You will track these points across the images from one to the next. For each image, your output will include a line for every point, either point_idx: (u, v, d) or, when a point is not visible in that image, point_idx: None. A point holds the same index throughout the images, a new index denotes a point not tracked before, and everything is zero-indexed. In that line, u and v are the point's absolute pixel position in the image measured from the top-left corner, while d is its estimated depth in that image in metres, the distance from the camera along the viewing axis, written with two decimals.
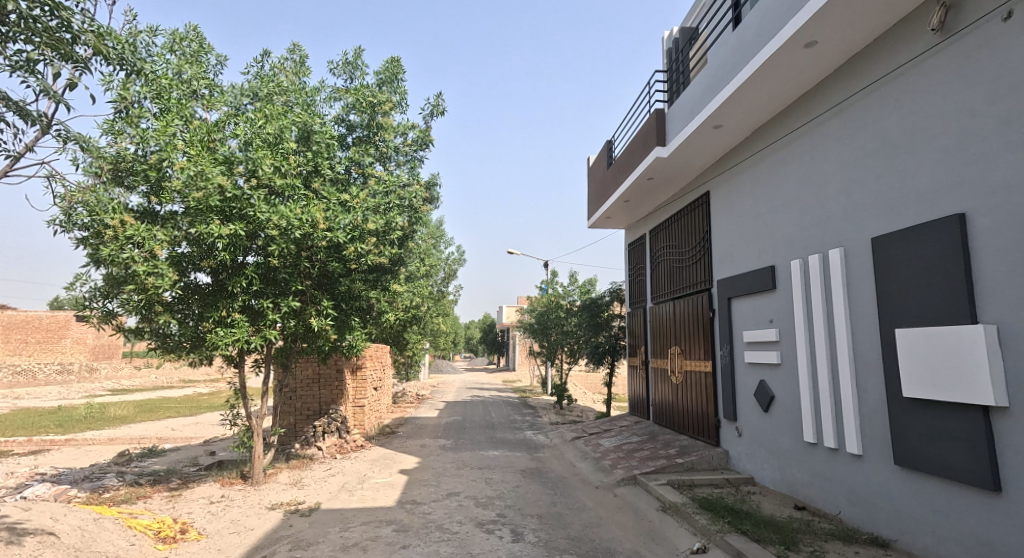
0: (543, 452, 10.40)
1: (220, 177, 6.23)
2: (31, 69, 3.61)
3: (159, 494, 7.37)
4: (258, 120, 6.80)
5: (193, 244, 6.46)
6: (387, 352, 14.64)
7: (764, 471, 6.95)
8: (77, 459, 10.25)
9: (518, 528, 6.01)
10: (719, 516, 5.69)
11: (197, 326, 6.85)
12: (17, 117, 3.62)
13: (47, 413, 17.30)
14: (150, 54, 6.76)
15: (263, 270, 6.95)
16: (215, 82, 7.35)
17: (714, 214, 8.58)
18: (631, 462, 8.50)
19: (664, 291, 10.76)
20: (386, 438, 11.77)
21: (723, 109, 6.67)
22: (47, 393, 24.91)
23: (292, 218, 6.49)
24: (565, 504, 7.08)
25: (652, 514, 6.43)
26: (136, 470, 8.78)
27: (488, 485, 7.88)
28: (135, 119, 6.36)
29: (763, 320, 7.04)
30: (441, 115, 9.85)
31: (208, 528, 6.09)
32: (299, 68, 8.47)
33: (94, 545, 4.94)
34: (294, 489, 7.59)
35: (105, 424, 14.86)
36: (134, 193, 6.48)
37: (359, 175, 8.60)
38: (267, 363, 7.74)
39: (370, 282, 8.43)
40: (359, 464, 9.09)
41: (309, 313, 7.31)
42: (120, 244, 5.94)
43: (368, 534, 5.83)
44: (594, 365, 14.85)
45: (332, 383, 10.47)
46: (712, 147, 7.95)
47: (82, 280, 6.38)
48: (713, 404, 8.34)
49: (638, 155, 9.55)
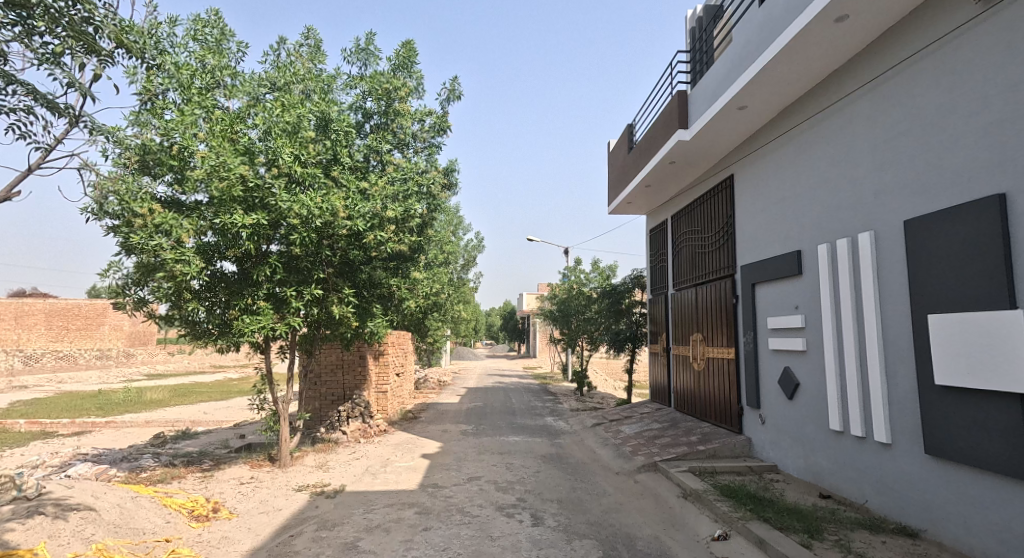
0: (563, 438, 10.44)
1: (242, 167, 6.38)
2: (56, 62, 3.70)
3: (192, 474, 7.68)
4: (277, 109, 6.86)
5: (218, 233, 6.63)
6: (410, 339, 14.81)
7: (788, 459, 6.84)
8: (116, 440, 10.75)
9: (538, 513, 6.07)
10: (741, 504, 5.66)
11: (225, 313, 7.06)
12: (46, 110, 3.73)
13: (88, 396, 18.10)
14: (173, 46, 6.89)
15: (286, 258, 7.12)
16: (237, 71, 7.45)
17: (738, 199, 8.42)
18: (651, 449, 8.47)
19: (686, 278, 10.61)
20: (408, 423, 11.96)
21: (748, 89, 6.48)
22: (88, 378, 26.03)
23: (313, 207, 6.58)
24: (584, 489, 7.11)
25: (673, 501, 6.41)
26: (171, 451, 9.15)
27: (508, 470, 7.96)
28: (159, 110, 6.51)
29: (789, 306, 6.89)
30: (457, 99, 9.72)
31: (239, 507, 6.31)
32: (314, 54, 8.47)
33: (132, 522, 5.19)
34: (319, 472, 7.81)
35: (141, 408, 15.46)
36: (161, 183, 6.66)
37: (378, 163, 8.58)
38: (291, 349, 7.88)
39: (390, 270, 8.48)
40: (382, 448, 9.28)
41: (331, 301, 7.47)
42: (150, 232, 6.16)
43: (391, 516, 5.96)
44: (614, 353, 14.76)
45: (355, 368, 10.68)
46: (735, 129, 7.75)
47: (115, 269, 6.60)
48: (736, 391, 8.23)
49: (659, 138, 9.36)
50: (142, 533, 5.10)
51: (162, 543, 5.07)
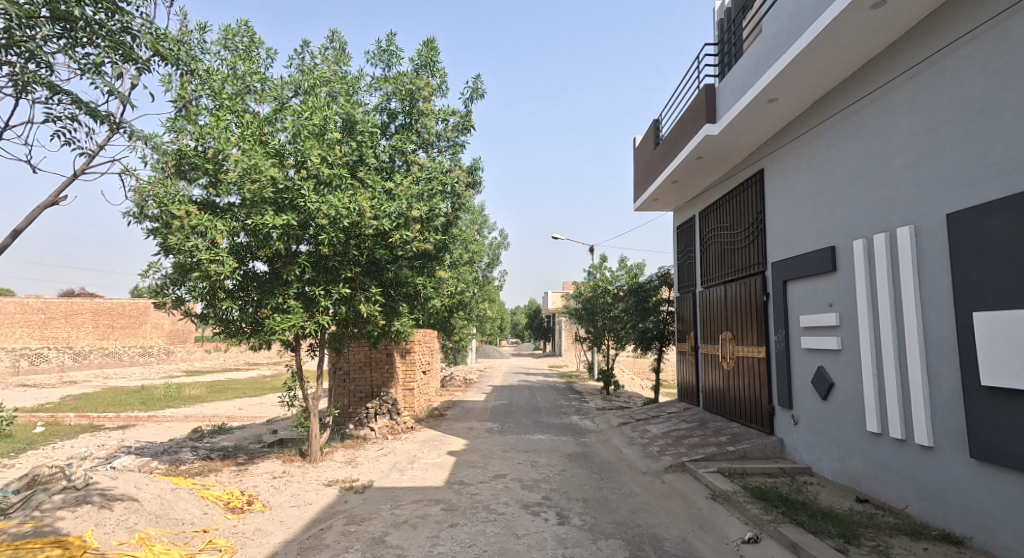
0: (589, 437, 10.38)
1: (272, 169, 6.56)
2: (98, 72, 3.86)
3: (228, 468, 7.94)
4: (304, 112, 7.01)
5: (250, 234, 6.83)
6: (436, 338, 14.95)
7: (822, 461, 6.64)
8: (157, 434, 11.20)
9: (564, 512, 6.05)
10: (772, 506, 5.53)
11: (257, 311, 7.27)
12: (89, 117, 3.90)
13: (131, 392, 18.91)
14: (205, 53, 7.12)
15: (315, 258, 7.28)
16: (267, 76, 7.64)
17: (769, 194, 8.20)
18: (679, 449, 8.35)
19: (715, 276, 10.41)
20: (433, 421, 12.08)
21: (779, 81, 6.31)
22: (131, 374, 27.13)
23: (340, 208, 6.70)
24: (610, 488, 7.06)
25: (701, 502, 6.31)
26: (208, 445, 9.48)
27: (533, 469, 7.96)
28: (194, 116, 6.75)
29: (822, 304, 6.68)
30: (480, 98, 9.72)
31: (272, 501, 6.50)
32: (339, 56, 8.60)
33: (172, 512, 5.41)
34: (348, 467, 7.97)
35: (180, 403, 16.06)
36: (196, 186, 6.89)
37: (403, 163, 8.67)
38: (320, 347, 8.06)
39: (416, 269, 8.56)
40: (409, 445, 9.40)
41: (358, 300, 7.60)
42: (186, 234, 6.40)
43: (417, 512, 6.04)
44: (641, 351, 14.56)
45: (383, 366, 10.83)
46: (765, 123, 7.56)
47: (155, 269, 6.88)
48: (767, 391, 8.03)
49: (686, 133, 9.20)
50: (181, 523, 5.32)
51: (200, 533, 5.28)
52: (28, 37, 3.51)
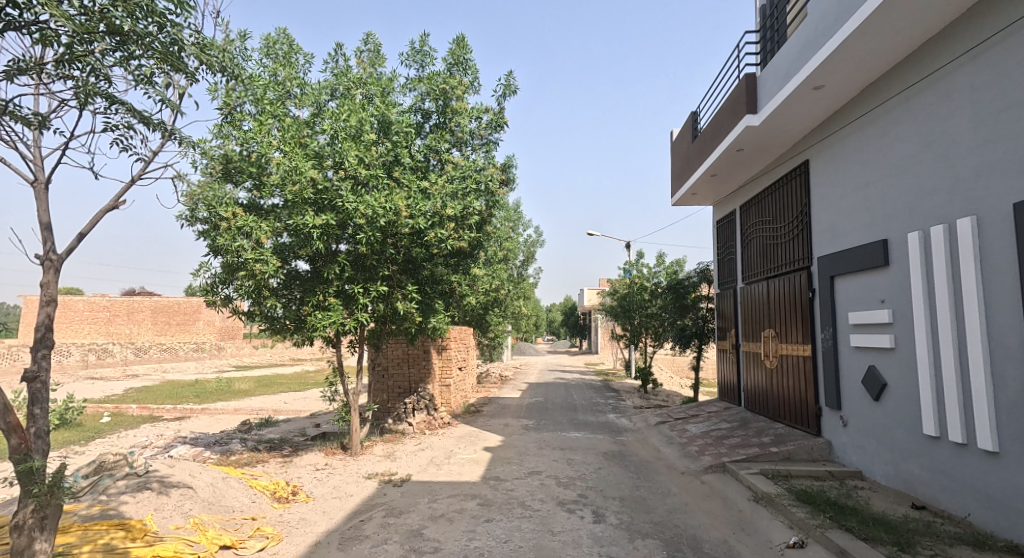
0: (626, 435, 10.25)
1: (312, 171, 6.79)
2: (150, 82, 4.08)
3: (274, 459, 8.27)
4: (342, 115, 7.20)
5: (292, 234, 7.09)
6: (472, 335, 15.09)
7: (875, 465, 6.33)
8: (211, 425, 11.79)
9: (600, 510, 6.01)
10: (820, 511, 5.32)
11: (300, 309, 7.54)
12: (142, 124, 4.11)
13: (187, 385, 19.97)
14: (247, 61, 7.41)
15: (354, 257, 7.47)
16: (305, 81, 7.87)
17: (814, 186, 7.87)
18: (719, 449, 8.15)
19: (757, 271, 10.08)
20: (470, 417, 12.21)
21: (825, 67, 6.03)
22: (187, 369, 28.60)
23: (377, 207, 6.85)
24: (648, 488, 6.96)
25: (743, 504, 6.14)
26: (256, 437, 9.90)
27: (569, 466, 7.94)
28: (238, 122, 7.04)
29: (873, 300, 6.36)
30: (513, 94, 9.71)
31: (315, 492, 6.73)
32: (374, 58, 8.76)
33: (223, 500, 5.68)
34: (387, 461, 8.16)
35: (231, 397, 16.82)
36: (242, 189, 7.18)
37: (437, 162, 8.76)
38: (360, 343, 8.28)
39: (452, 267, 8.63)
40: (446, 440, 9.53)
41: (395, 297, 7.76)
42: (233, 235, 6.70)
43: (454, 506, 6.13)
44: (680, 350, 14.26)
45: (420, 362, 11.03)
46: (811, 111, 7.24)
47: (205, 269, 7.24)
48: (813, 391, 7.72)
49: (726, 125, 8.92)
50: (232, 511, 5.58)
51: (249, 520, 5.52)
52: (87, 52, 3.75)
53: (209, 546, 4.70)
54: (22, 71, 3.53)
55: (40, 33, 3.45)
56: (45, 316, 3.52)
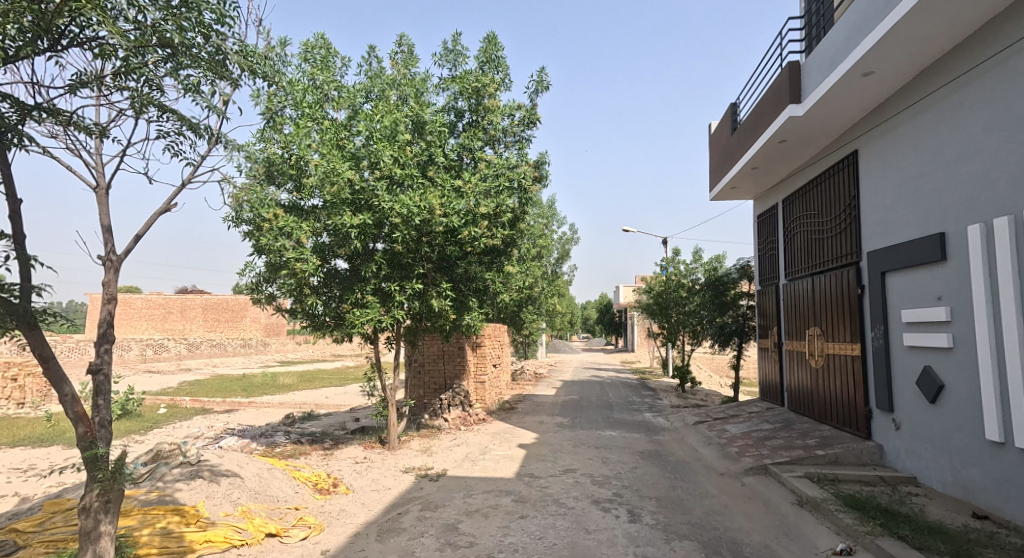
0: (663, 435, 10.08)
1: (349, 172, 6.96)
2: (197, 91, 4.27)
3: (316, 452, 8.55)
4: (377, 116, 7.34)
5: (331, 234, 7.30)
6: (506, 333, 15.13)
7: (931, 471, 6.00)
8: (257, 418, 12.28)
9: (635, 510, 5.93)
10: (869, 517, 5.10)
11: (339, 306, 7.75)
12: (190, 131, 4.31)
13: (235, 379, 20.84)
14: (287, 66, 7.65)
15: (390, 255, 7.62)
16: (342, 83, 8.06)
17: (863, 177, 7.51)
18: (761, 451, 7.90)
19: (801, 267, 9.70)
20: (505, 414, 12.26)
21: (875, 53, 5.73)
22: (235, 364, 29.86)
23: (412, 206, 6.96)
24: (685, 488, 6.82)
25: (786, 507, 5.94)
26: (298, 430, 10.25)
27: (605, 465, 7.86)
28: (279, 126, 7.28)
29: (928, 296, 6.03)
30: (546, 90, 9.64)
31: (355, 484, 6.92)
32: (408, 59, 8.87)
33: (269, 490, 5.91)
34: (424, 456, 8.30)
35: (275, 391, 17.46)
36: (284, 191, 7.43)
37: (470, 160, 8.81)
38: (397, 340, 8.44)
39: (486, 264, 8.64)
40: (481, 436, 9.61)
41: (430, 295, 7.87)
42: (276, 235, 6.96)
43: (489, 502, 6.17)
44: (720, 348, 13.87)
45: (455, 359, 11.15)
46: (860, 99, 6.90)
47: (250, 268, 7.55)
48: (863, 392, 7.37)
49: (767, 116, 8.61)
50: (277, 500, 5.81)
51: (293, 510, 5.74)
52: (142, 64, 3.96)
53: (256, 534, 4.93)
54: (84, 85, 3.77)
55: (99, 48, 3.66)
56: (107, 312, 3.74)
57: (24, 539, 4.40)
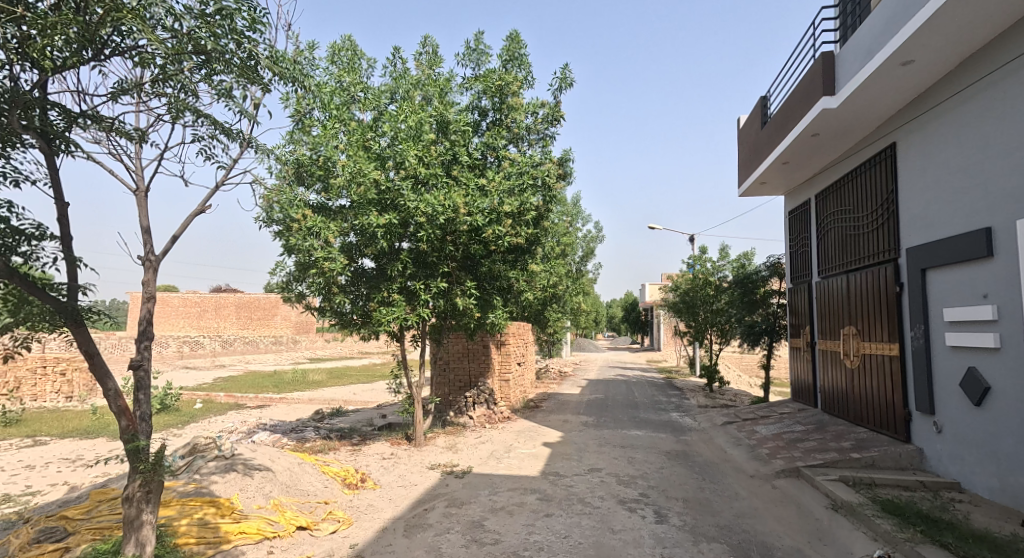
0: (690, 435, 9.92)
1: (375, 172, 7.06)
2: (230, 95, 4.39)
3: (344, 447, 8.72)
4: (402, 116, 7.43)
5: (358, 233, 7.42)
6: (531, 331, 15.11)
7: (976, 477, 5.75)
8: (288, 414, 12.59)
9: (662, 510, 5.86)
10: (909, 524, 4.92)
11: (366, 304, 7.88)
12: (224, 135, 4.44)
13: (266, 376, 21.41)
14: (316, 70, 7.80)
15: (416, 254, 7.70)
16: (368, 85, 8.18)
17: (902, 171, 7.22)
18: (793, 453, 7.71)
19: (835, 264, 9.40)
20: (530, 412, 12.27)
21: (916, 41, 5.49)
22: (267, 361, 30.68)
23: (436, 205, 7.02)
24: (714, 490, 6.70)
25: (820, 511, 5.78)
26: (327, 426, 10.47)
27: (630, 465, 7.79)
28: (308, 128, 7.43)
29: (972, 294, 5.77)
30: (570, 87, 9.58)
31: (382, 480, 7.03)
32: (432, 60, 8.93)
33: (299, 483, 6.05)
34: (449, 453, 8.37)
35: (305, 387, 17.88)
36: (312, 191, 7.58)
37: (494, 159, 8.82)
38: (422, 338, 8.53)
39: (510, 263, 8.63)
40: (505, 434, 9.64)
41: (455, 293, 7.93)
42: (305, 234, 7.11)
43: (514, 500, 6.19)
44: (750, 347, 13.57)
45: (480, 357, 11.21)
46: (899, 89, 6.63)
47: (281, 268, 7.75)
48: (901, 394, 7.11)
49: (799, 108, 8.36)
50: (307, 494, 5.95)
51: (323, 504, 5.87)
52: (178, 71, 4.10)
53: (287, 526, 5.06)
54: (125, 91, 3.92)
55: (139, 57, 3.80)
56: (146, 311, 3.89)
57: (72, 526, 4.62)
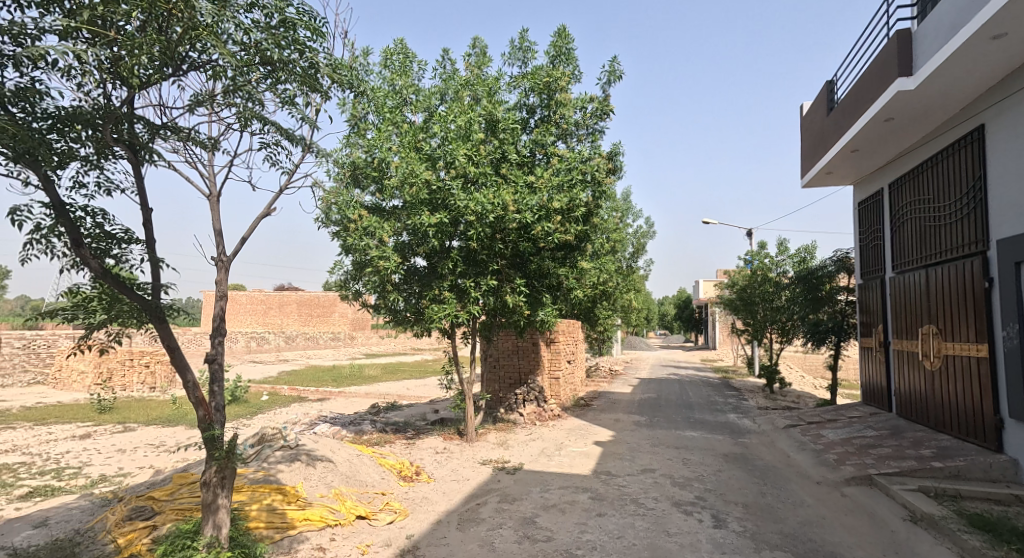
0: (750, 438, 9.54)
1: (426, 173, 7.21)
2: (293, 103, 4.60)
3: (399, 441, 8.98)
4: (451, 116, 7.54)
5: (411, 233, 7.60)
6: (581, 328, 14.98)
7: None
8: (346, 407, 13.11)
9: (721, 515, 5.67)
10: (1001, 542, 4.54)
11: (419, 302, 8.06)
12: (288, 141, 4.66)
13: (327, 370, 22.35)
14: (370, 74, 8.05)
15: (466, 252, 7.80)
16: (419, 87, 8.35)
17: (991, 155, 6.64)
18: (864, 460, 7.26)
19: (913, 257, 8.76)
20: (580, 410, 12.18)
21: (1007, 14, 5.02)
22: (327, 356, 32.02)
23: (486, 204, 7.08)
24: (776, 496, 6.42)
25: (896, 523, 5.42)
26: (383, 420, 10.81)
27: (686, 466, 7.58)
28: (363, 131, 7.68)
29: None
30: (619, 80, 9.41)
31: (436, 473, 7.19)
32: (480, 60, 9.01)
33: (359, 474, 6.29)
34: (500, 449, 8.45)
35: (361, 382, 18.54)
36: (367, 193, 7.83)
37: (543, 156, 8.80)
38: (472, 335, 8.65)
39: (559, 260, 8.58)
40: (556, 432, 9.62)
41: (505, 290, 7.97)
42: (361, 234, 7.36)
43: (566, 498, 6.17)
44: (814, 347, 12.89)
45: (530, 354, 11.24)
46: (986, 67, 6.09)
47: (339, 267, 8.07)
48: (992, 399, 6.54)
49: (871, 92, 7.83)
50: (366, 485, 6.17)
51: (380, 495, 6.07)
52: (247, 82, 4.33)
53: (347, 515, 5.29)
54: (200, 103, 4.18)
55: (212, 70, 4.04)
56: (219, 308, 4.15)
57: (159, 506, 5.01)
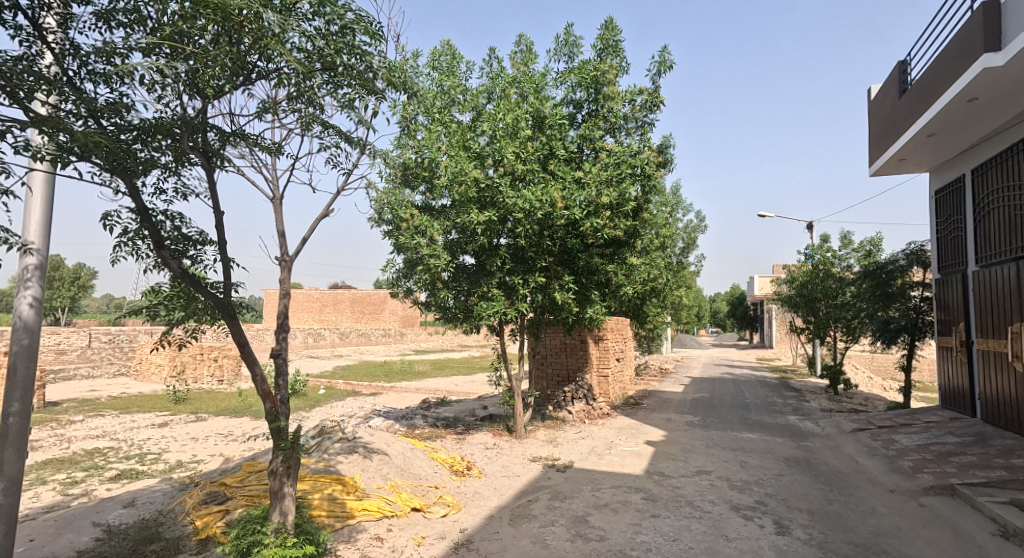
0: (812, 441, 9.12)
1: (475, 171, 7.28)
2: (351, 106, 4.73)
3: (450, 436, 9.13)
4: (499, 114, 7.57)
5: (460, 231, 7.70)
6: (630, 326, 14.74)
7: None
8: (398, 402, 13.45)
9: (783, 521, 5.45)
10: None
11: (468, 299, 8.16)
12: (346, 142, 4.81)
13: (378, 366, 23.01)
14: (419, 76, 8.19)
15: (514, 250, 7.83)
16: (466, 87, 8.43)
17: None
18: (944, 469, 6.80)
19: (1000, 249, 8.09)
20: (630, 409, 12.00)
21: None
22: (377, 352, 32.97)
23: (534, 201, 7.08)
24: (843, 503, 6.11)
25: (983, 537, 5.06)
26: (434, 415, 11.02)
27: (743, 469, 7.33)
28: (413, 132, 7.83)
29: None
30: (669, 70, 9.16)
31: (487, 469, 7.26)
32: (527, 56, 8.99)
33: (413, 467, 6.44)
34: (550, 446, 8.45)
35: (411, 377, 18.96)
36: (418, 192, 7.98)
37: (591, 151, 8.69)
38: (521, 332, 8.68)
39: (607, 256, 8.47)
40: (606, 430, 9.52)
41: (553, 287, 7.95)
42: (412, 233, 7.52)
43: (618, 498, 6.10)
44: (882, 346, 12.18)
45: (578, 351, 11.17)
46: None
47: (390, 265, 8.27)
48: None
49: (950, 72, 7.29)
50: (420, 478, 6.31)
51: (434, 488, 6.19)
52: (309, 87, 4.50)
53: (403, 507, 5.42)
54: (266, 110, 4.38)
55: (277, 77, 4.22)
56: (284, 305, 4.35)
57: (230, 492, 5.31)
